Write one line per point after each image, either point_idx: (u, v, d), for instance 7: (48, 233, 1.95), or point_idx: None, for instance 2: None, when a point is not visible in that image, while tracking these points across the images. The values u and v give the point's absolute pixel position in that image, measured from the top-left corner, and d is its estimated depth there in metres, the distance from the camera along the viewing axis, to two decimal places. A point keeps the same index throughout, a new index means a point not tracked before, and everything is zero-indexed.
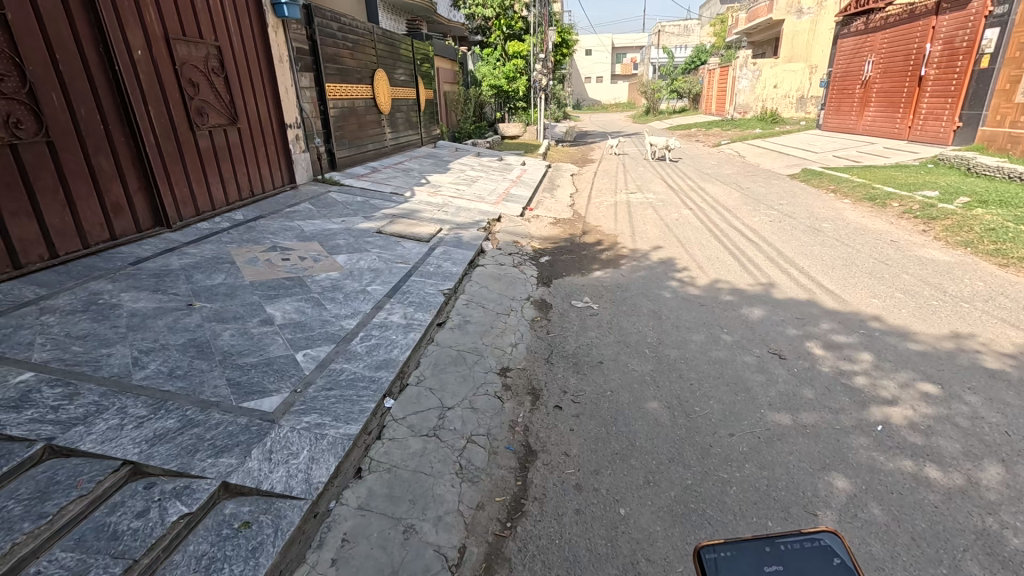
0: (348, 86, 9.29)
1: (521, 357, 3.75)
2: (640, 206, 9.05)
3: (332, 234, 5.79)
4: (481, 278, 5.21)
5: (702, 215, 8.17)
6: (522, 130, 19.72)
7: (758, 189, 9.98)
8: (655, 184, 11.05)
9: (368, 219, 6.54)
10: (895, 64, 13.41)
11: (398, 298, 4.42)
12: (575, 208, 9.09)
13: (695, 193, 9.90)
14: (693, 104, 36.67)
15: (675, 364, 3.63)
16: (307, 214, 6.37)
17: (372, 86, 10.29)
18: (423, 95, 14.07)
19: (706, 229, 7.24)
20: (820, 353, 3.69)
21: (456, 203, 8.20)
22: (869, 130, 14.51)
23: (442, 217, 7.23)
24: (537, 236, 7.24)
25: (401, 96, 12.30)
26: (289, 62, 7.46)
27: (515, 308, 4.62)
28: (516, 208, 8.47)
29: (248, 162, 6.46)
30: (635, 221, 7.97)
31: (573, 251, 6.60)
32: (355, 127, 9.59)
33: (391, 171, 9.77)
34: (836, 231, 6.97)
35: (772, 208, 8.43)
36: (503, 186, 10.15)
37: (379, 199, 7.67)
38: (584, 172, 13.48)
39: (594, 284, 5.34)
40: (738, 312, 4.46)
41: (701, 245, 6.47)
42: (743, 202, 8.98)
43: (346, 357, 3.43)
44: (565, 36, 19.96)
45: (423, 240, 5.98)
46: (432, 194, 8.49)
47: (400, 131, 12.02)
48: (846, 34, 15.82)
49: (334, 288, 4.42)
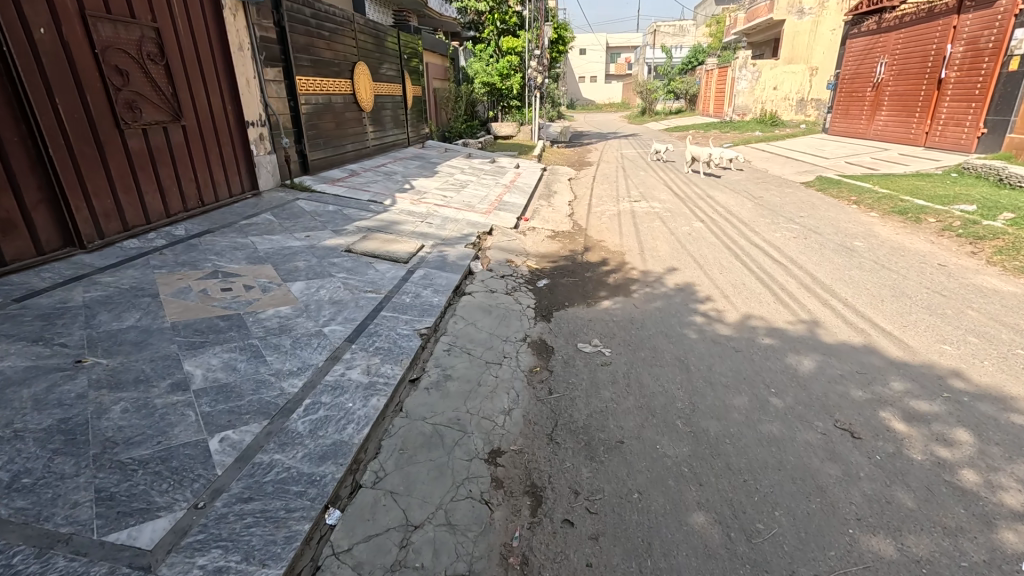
0: (324, 80, 8.33)
1: (515, 434, 2.88)
2: (647, 217, 8.21)
3: (291, 253, 4.89)
4: (467, 312, 4.33)
5: (716, 229, 7.35)
6: (515, 130, 18.81)
7: (773, 199, 9.19)
8: (660, 192, 10.22)
9: (339, 234, 5.64)
10: (910, 66, 12.72)
11: (361, 344, 3.52)
12: (575, 218, 8.24)
13: (704, 202, 9.10)
14: (689, 105, 35.91)
15: (719, 447, 2.76)
16: (265, 228, 5.44)
17: (353, 80, 9.35)
18: (411, 92, 13.14)
19: (724, 247, 6.41)
20: (904, 430, 2.87)
21: (442, 212, 7.31)
22: (880, 135, 13.83)
23: (425, 230, 6.35)
24: (534, 253, 6.37)
25: (386, 92, 11.37)
26: (251, 50, 6.51)
27: (508, 354, 3.75)
28: (510, 219, 7.60)
29: (197, 168, 5.51)
30: (643, 235, 7.14)
31: (575, 272, 5.75)
32: (332, 126, 8.64)
33: (371, 175, 8.85)
34: (871, 250, 6.18)
35: (793, 221, 7.64)
36: (495, 193, 9.26)
37: (354, 208, 6.77)
38: (582, 177, 12.61)
39: (602, 318, 4.49)
40: (784, 363, 3.62)
41: (722, 268, 5.62)
42: (759, 213, 8.18)
43: (278, 443, 2.52)
44: (562, 32, 19.12)
45: (401, 261, 5.10)
46: (416, 202, 7.59)
47: (384, 130, 11.07)
48: (856, 34, 15.10)
49: (282, 331, 3.51)
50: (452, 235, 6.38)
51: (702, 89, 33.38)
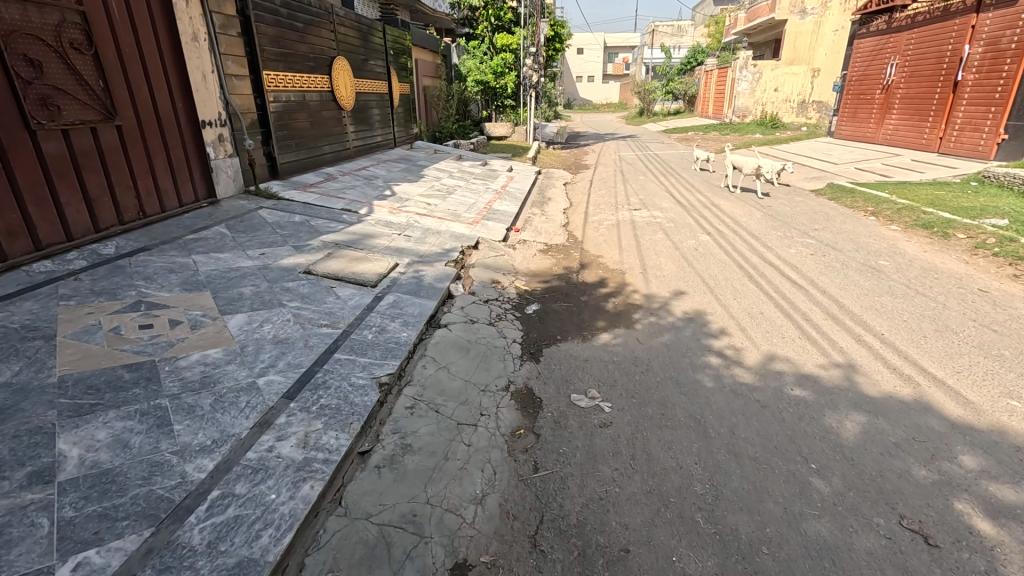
0: (296, 77, 7.61)
1: (488, 538, 2.20)
2: (648, 228, 7.54)
3: (239, 276, 4.20)
4: (441, 351, 3.64)
5: (725, 243, 6.69)
6: (510, 131, 18.09)
7: (783, 209, 8.54)
8: (662, 199, 9.54)
9: (301, 251, 4.94)
10: (923, 67, 12.14)
11: (302, 402, 2.83)
12: (570, 229, 7.56)
13: (710, 212, 8.47)
14: (688, 107, 35.27)
15: (755, 560, 2.10)
16: (215, 244, 4.75)
17: (332, 77, 8.65)
18: (399, 90, 12.45)
19: (736, 266, 5.76)
20: (992, 533, 2.21)
21: (424, 223, 6.62)
22: (890, 140, 13.25)
23: (402, 245, 5.66)
24: (524, 271, 5.68)
25: (371, 90, 10.68)
26: (207, 41, 5.80)
27: (486, 410, 3.08)
28: (499, 230, 6.90)
29: (136, 175, 4.81)
30: (645, 250, 6.47)
31: (569, 295, 5.09)
32: (306, 126, 7.92)
33: (350, 179, 8.16)
34: (899, 270, 5.54)
35: (808, 235, 6.99)
36: (485, 200, 8.57)
37: (325, 219, 6.08)
38: (578, 181, 11.93)
39: (600, 357, 3.82)
40: (822, 425, 2.96)
41: (736, 293, 4.96)
42: (770, 225, 7.55)
43: (158, 568, 1.83)
44: (559, 29, 18.49)
45: (368, 285, 4.41)
46: (396, 211, 6.91)
47: (368, 130, 10.35)
48: (864, 34, 14.49)
49: (204, 385, 2.83)
50: (433, 250, 5.69)
51: (701, 90, 32.77)
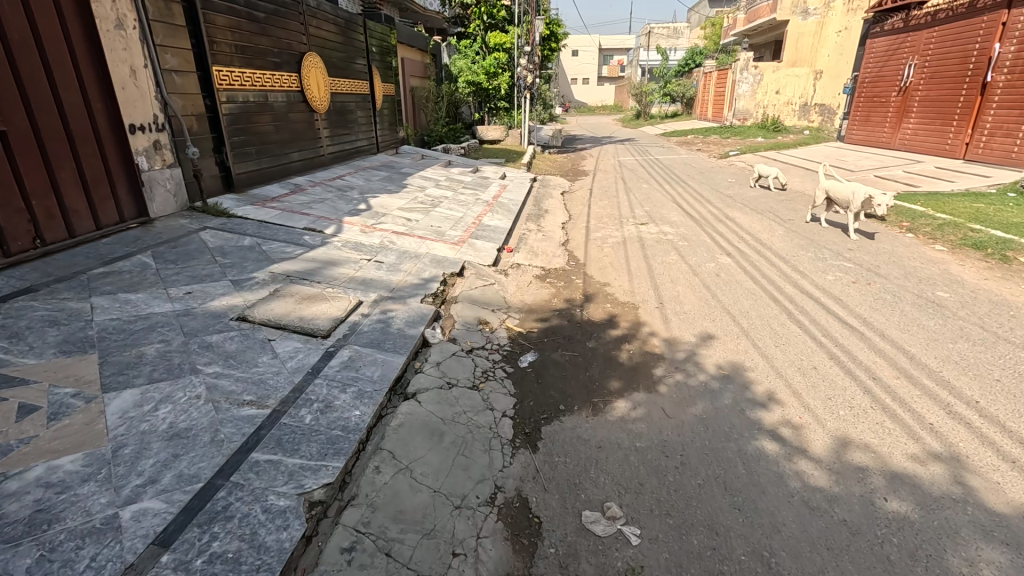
0: (257, 75, 6.64)
1: None
2: (659, 248, 6.63)
3: (148, 327, 3.24)
4: (403, 440, 2.69)
5: (751, 267, 5.80)
6: (503, 134, 17.20)
7: (806, 224, 7.67)
8: (671, 212, 8.63)
9: (240, 287, 3.99)
10: (945, 68, 11.37)
11: (179, 553, 1.87)
12: (570, 249, 6.64)
13: (724, 227, 7.60)
14: (685, 109, 34.50)
15: None
16: (130, 281, 3.79)
17: (303, 75, 7.69)
18: (383, 90, 11.53)
19: (769, 299, 4.86)
20: None
21: (400, 245, 5.66)
22: (907, 145, 12.48)
23: (370, 275, 4.70)
24: (517, 306, 4.73)
25: (351, 90, 9.72)
26: (137, 29, 4.83)
27: (461, 549, 2.13)
28: (489, 252, 5.96)
29: (30, 194, 3.86)
30: (660, 276, 5.55)
31: (573, 339, 4.16)
32: (270, 131, 6.95)
33: (321, 190, 7.21)
34: (964, 304, 4.65)
35: (842, 256, 6.11)
36: (474, 213, 7.63)
37: (282, 241, 5.13)
38: (577, 190, 11.02)
39: (618, 441, 2.88)
40: (948, 571, 2.04)
41: (778, 338, 4.05)
42: (794, 244, 6.68)
43: None
44: (554, 28, 17.49)
45: (319, 335, 3.47)
46: (369, 229, 5.96)
47: (346, 134, 9.39)
48: (878, 33, 13.71)
49: (31, 531, 1.86)
50: (408, 280, 4.75)
51: (699, 92, 32.02)
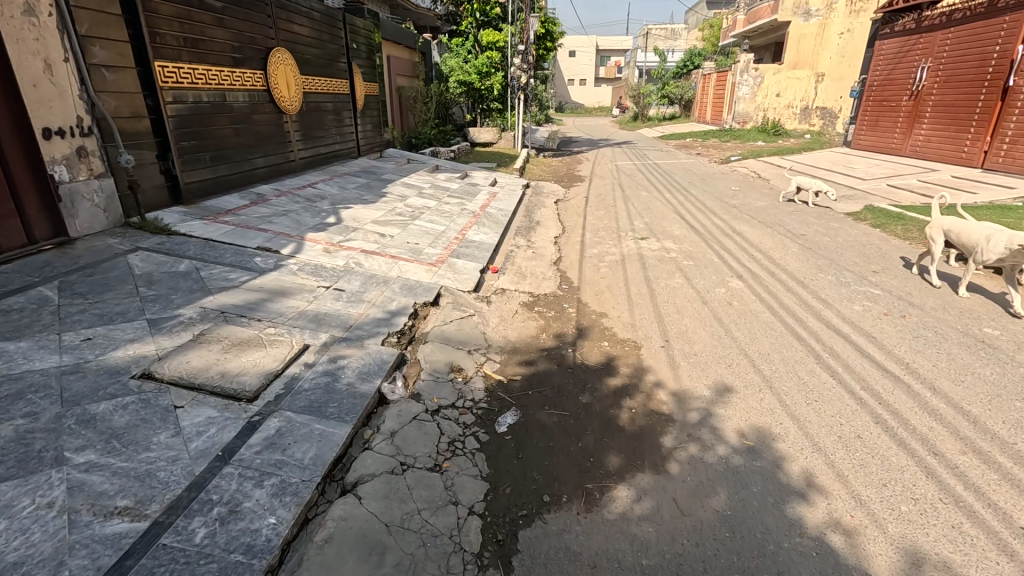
0: (212, 72, 5.90)
1: None
2: (662, 268, 5.96)
3: (15, 392, 2.52)
4: (328, 567, 1.99)
5: (767, 294, 5.14)
6: (496, 136, 16.54)
7: (821, 241, 7.03)
8: (673, 224, 7.95)
9: (156, 329, 3.27)
10: (962, 71, 10.79)
11: None
12: (563, 268, 5.95)
13: (732, 243, 6.94)
14: (684, 111, 33.95)
15: None
16: (16, 323, 3.07)
17: (269, 72, 6.97)
18: (367, 89, 10.81)
19: (792, 336, 4.19)
20: None
21: (368, 267, 4.96)
22: (920, 152, 11.89)
23: (326, 308, 3.98)
24: (499, 345, 4.03)
25: (329, 89, 8.99)
26: (56, 17, 4.12)
27: None
28: (470, 275, 5.25)
29: None
30: (665, 305, 4.87)
31: (563, 391, 3.47)
32: (228, 135, 6.22)
33: (287, 201, 6.50)
34: (1018, 345, 4.01)
35: (866, 280, 5.47)
36: (458, 226, 6.93)
37: (227, 265, 4.42)
38: (571, 198, 10.34)
39: (618, 557, 2.18)
40: None
41: (810, 394, 3.37)
42: (811, 265, 6.03)
43: None
44: (550, 26, 16.85)
45: (242, 398, 2.77)
46: (335, 248, 5.25)
47: (321, 137, 8.66)
48: (888, 34, 13.11)
49: None
50: (370, 313, 4.04)
51: (697, 94, 31.45)
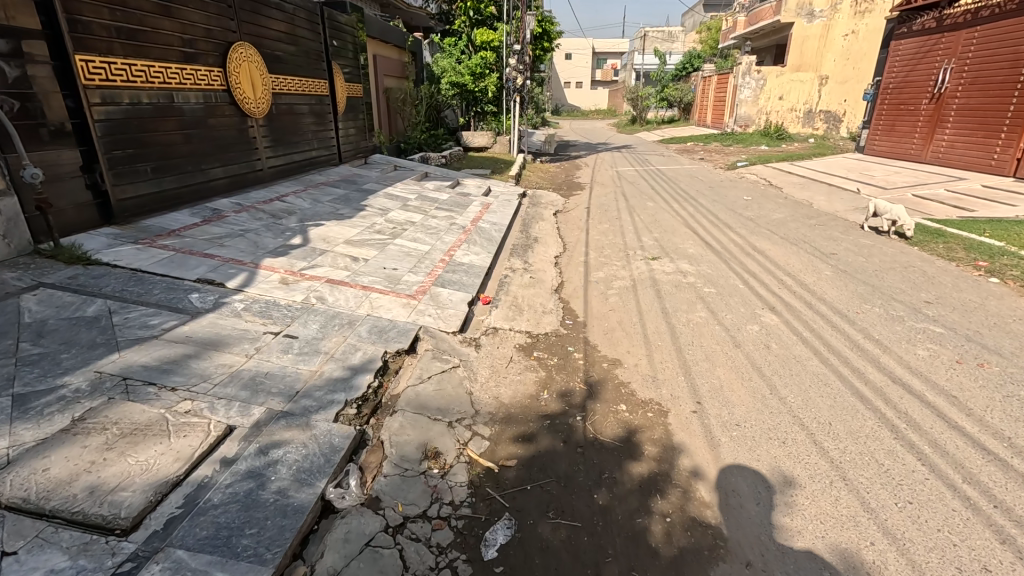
0: (155, 68, 5.04)
1: None
2: (680, 297, 5.15)
3: None
4: None
5: (809, 333, 4.34)
6: (490, 140, 15.68)
7: (855, 261, 6.26)
8: (686, 241, 7.16)
9: (20, 411, 2.39)
10: (991, 72, 10.11)
11: None
12: (565, 298, 5.13)
13: (756, 264, 6.15)
14: (683, 115, 33.31)
15: None
16: None
17: (230, 70, 6.10)
18: (350, 90, 9.96)
19: (853, 396, 3.38)
20: None
21: (332, 303, 4.12)
22: (942, 158, 11.19)
23: (268, 366, 3.12)
24: (488, 412, 3.19)
25: (306, 89, 8.12)
26: None
27: None
28: (455, 310, 4.41)
29: None
30: (690, 349, 4.05)
31: (573, 485, 2.63)
32: (176, 142, 5.35)
33: (248, 217, 5.65)
34: None
35: (922, 314, 4.68)
36: (445, 245, 6.10)
37: (153, 305, 3.56)
38: (572, 208, 9.54)
39: None
40: None
41: (899, 492, 2.55)
42: (851, 292, 5.25)
43: None
44: (547, 25, 16.14)
45: (114, 531, 1.91)
46: (295, 278, 4.41)
47: (296, 143, 7.81)
48: (905, 33, 12.41)
49: None
50: (326, 372, 3.18)
51: (697, 97, 30.80)
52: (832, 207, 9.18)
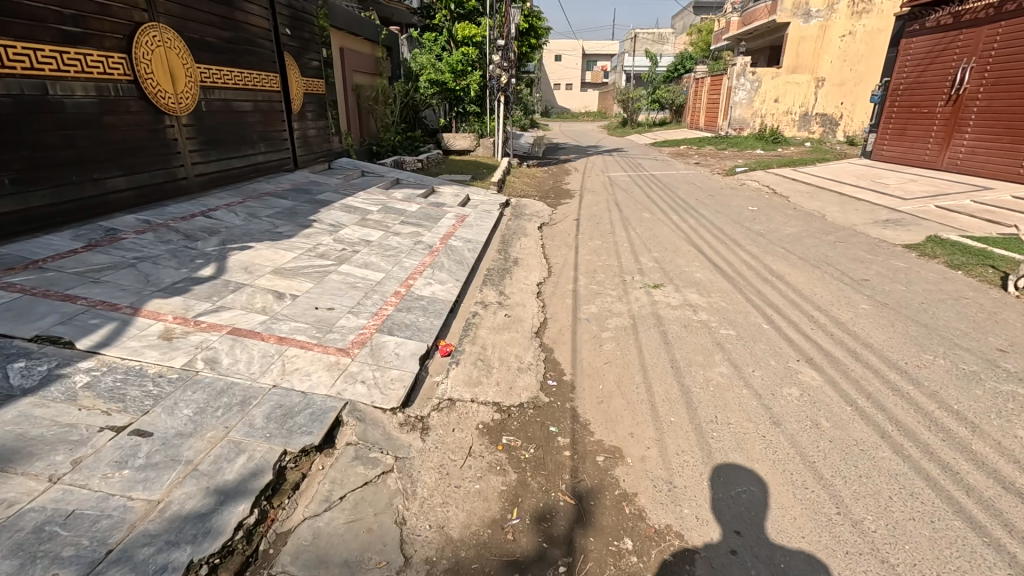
0: (16, 50, 3.92)
1: None
2: (692, 343, 4.11)
3: None
4: None
5: (866, 399, 3.32)
6: (473, 143, 14.69)
7: (894, 290, 5.27)
8: (692, 263, 6.11)
9: None
10: (1017, 72, 9.25)
11: None
12: (549, 345, 4.06)
13: (778, 295, 5.13)
14: (675, 117, 32.43)
15: None
16: None
17: (136, 56, 4.96)
18: (309, 85, 8.80)
19: (957, 518, 2.35)
20: None
21: (227, 369, 3.00)
22: (961, 166, 10.32)
23: (77, 500, 1.99)
24: (425, 561, 2.10)
25: (250, 82, 6.97)
26: None
27: None
28: (399, 372, 3.33)
29: None
30: (714, 429, 3.01)
31: None
32: (54, 144, 4.20)
33: (153, 240, 4.51)
34: None
35: (1001, 370, 3.68)
36: (403, 272, 5.01)
37: None
38: (559, 221, 8.47)
39: None
40: None
41: None
42: (903, 336, 4.23)
43: None
44: (534, 20, 15.05)
45: None
46: (185, 330, 3.29)
47: (236, 146, 6.66)
48: (917, 32, 11.55)
49: None
50: (174, 502, 2.06)
51: (689, 100, 29.94)
52: (850, 220, 8.22)
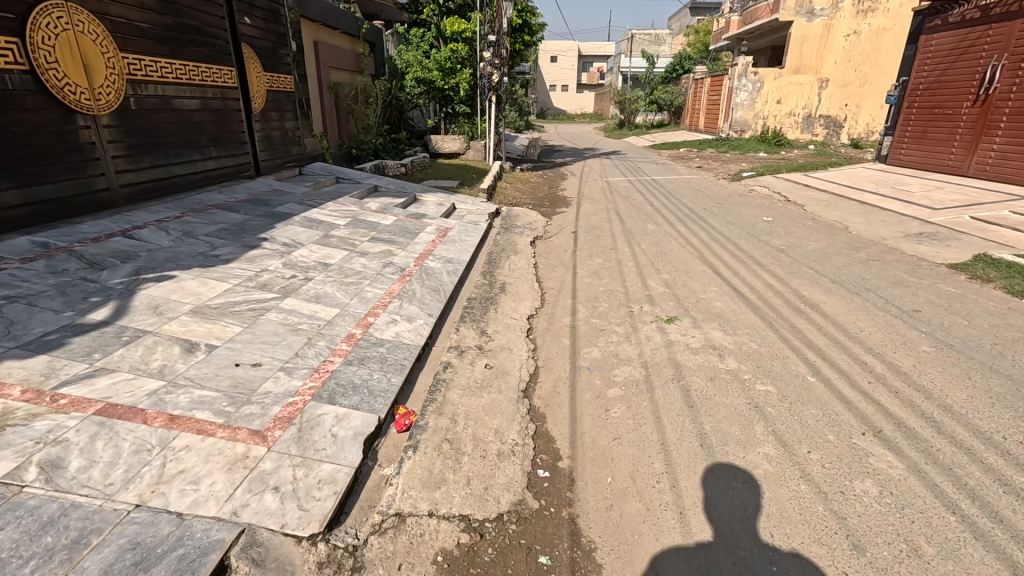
0: None
1: None
2: (723, 406, 3.22)
3: None
4: None
5: (971, 502, 2.44)
6: (465, 146, 13.97)
7: (955, 326, 4.40)
8: (708, 288, 5.24)
9: None
10: None
11: None
12: (541, 411, 3.16)
13: (815, 333, 4.25)
14: (672, 119, 31.64)
15: None
16: None
17: (32, 40, 4.04)
18: (276, 82, 7.87)
19: None
20: None
21: (72, 479, 2.07)
22: (990, 172, 9.51)
23: None
24: None
25: (199, 76, 6.03)
26: None
27: None
28: (332, 468, 2.40)
29: None
30: (773, 562, 2.13)
31: None
32: None
33: (41, 270, 3.57)
34: None
35: None
36: (363, 307, 4.09)
37: None
38: (554, 234, 7.58)
39: None
40: None
41: None
42: (987, 394, 3.35)
43: None
44: (528, 15, 14.08)
45: None
46: (31, 411, 2.36)
47: (178, 150, 5.71)
48: (940, 27, 10.75)
49: None
50: None
51: (687, 101, 29.13)
52: (878, 234, 7.37)
